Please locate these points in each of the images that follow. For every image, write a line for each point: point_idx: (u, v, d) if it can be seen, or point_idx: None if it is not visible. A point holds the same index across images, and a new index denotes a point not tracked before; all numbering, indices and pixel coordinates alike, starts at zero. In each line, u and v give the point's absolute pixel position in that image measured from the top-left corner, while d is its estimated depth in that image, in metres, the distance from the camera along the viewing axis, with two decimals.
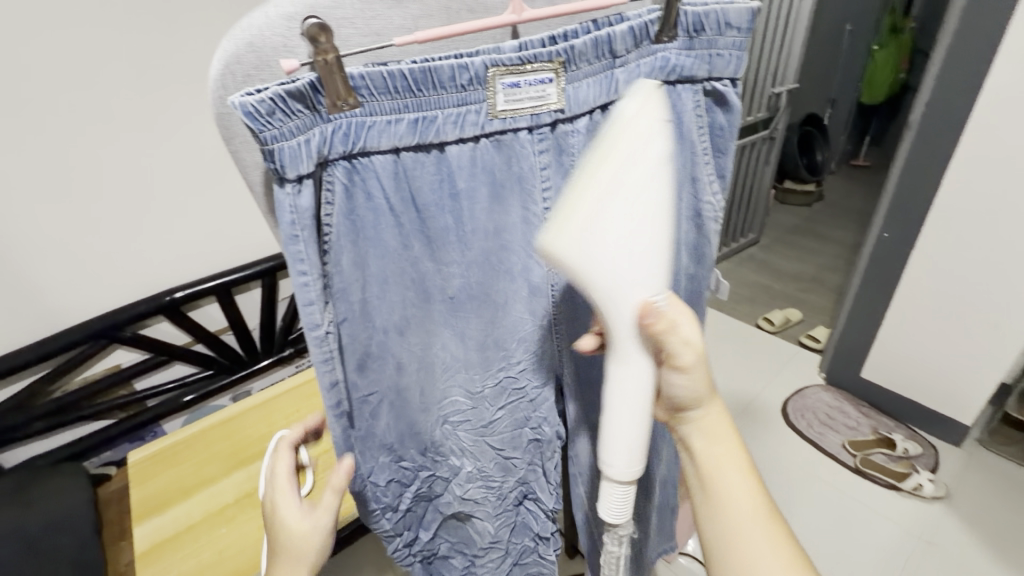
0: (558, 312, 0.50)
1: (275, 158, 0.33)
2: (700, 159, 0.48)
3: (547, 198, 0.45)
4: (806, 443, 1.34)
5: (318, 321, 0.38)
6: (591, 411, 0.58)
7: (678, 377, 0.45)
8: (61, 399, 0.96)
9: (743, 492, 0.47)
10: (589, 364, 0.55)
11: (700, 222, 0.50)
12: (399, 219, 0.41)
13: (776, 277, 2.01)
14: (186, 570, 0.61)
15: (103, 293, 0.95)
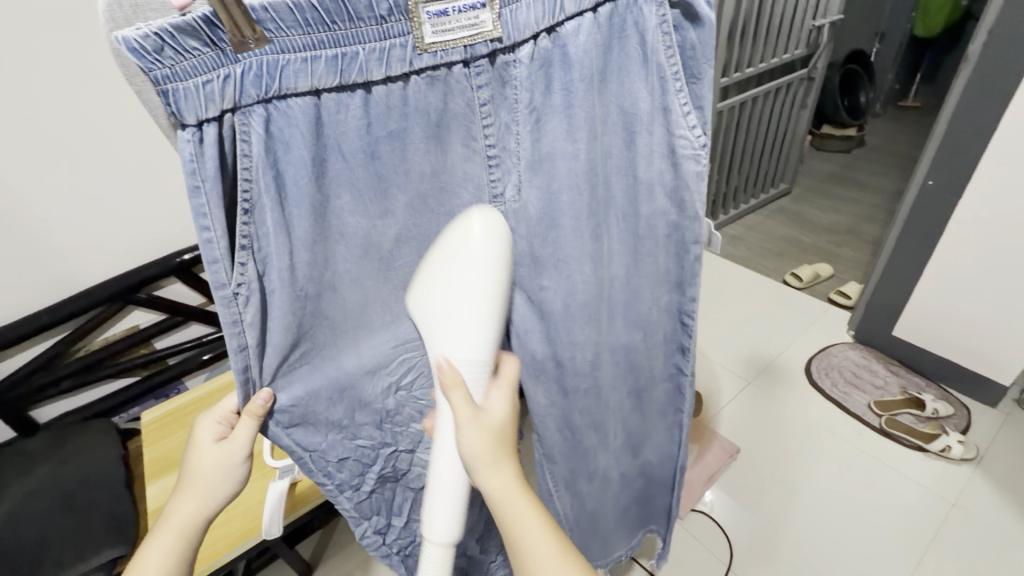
0: (507, 260, 0.46)
1: (170, 100, 0.29)
2: (671, 86, 0.43)
3: (489, 135, 0.41)
4: (829, 403, 1.30)
5: (224, 280, 0.34)
6: (555, 373, 0.55)
7: (492, 472, 0.43)
8: (85, 358, 0.99)
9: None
10: (539, 314, 0.50)
11: (675, 158, 0.46)
12: (320, 168, 0.36)
13: (808, 229, 1.91)
14: None
15: (113, 256, 0.95)
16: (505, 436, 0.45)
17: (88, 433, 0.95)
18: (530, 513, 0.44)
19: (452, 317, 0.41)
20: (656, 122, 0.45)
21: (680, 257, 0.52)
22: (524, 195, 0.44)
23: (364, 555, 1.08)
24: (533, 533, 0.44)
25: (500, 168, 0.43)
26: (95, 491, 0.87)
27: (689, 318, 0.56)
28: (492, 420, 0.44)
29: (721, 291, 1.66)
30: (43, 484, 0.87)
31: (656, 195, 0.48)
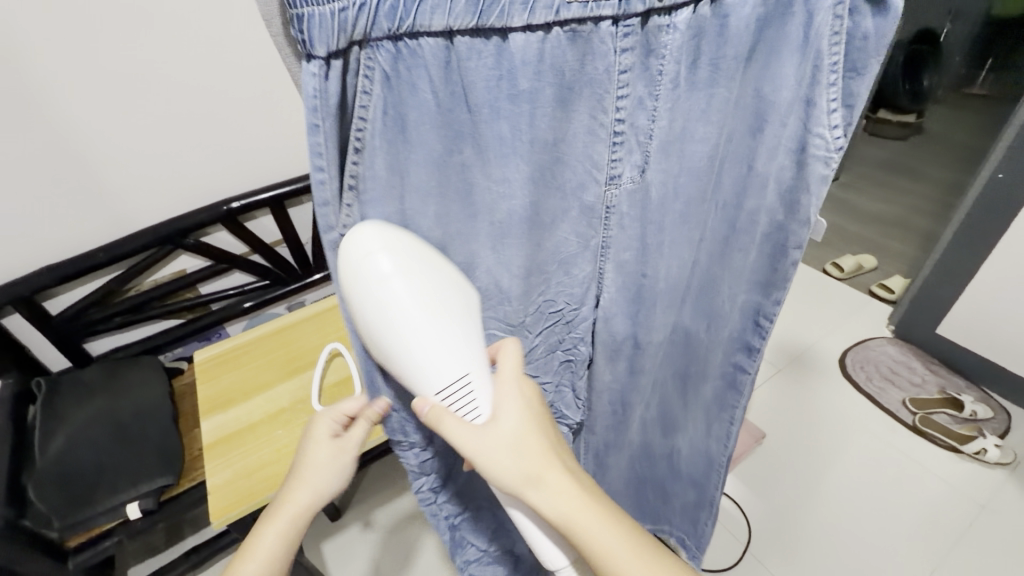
0: (612, 238, 0.45)
1: (302, 27, 0.26)
2: (823, 78, 0.38)
3: (622, 107, 0.37)
4: (862, 396, 1.28)
5: (332, 225, 0.33)
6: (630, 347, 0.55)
7: (540, 490, 0.41)
8: (135, 298, 1.03)
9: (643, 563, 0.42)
10: (633, 293, 0.50)
11: (803, 158, 0.41)
12: (445, 118, 0.33)
13: (855, 219, 1.84)
14: (250, 462, 0.60)
15: (163, 200, 0.97)
16: (531, 440, 0.41)
17: (138, 368, 1.00)
18: (588, 512, 0.41)
19: (436, 345, 0.37)
20: (793, 115, 0.41)
21: (775, 257, 0.48)
22: (644, 174, 0.42)
23: (391, 505, 1.12)
24: (598, 533, 0.41)
25: (623, 147, 0.39)
26: (144, 423, 0.92)
27: (766, 320, 0.53)
28: (501, 436, 0.40)
29: None
30: (98, 412, 0.91)
31: (767, 190, 0.46)
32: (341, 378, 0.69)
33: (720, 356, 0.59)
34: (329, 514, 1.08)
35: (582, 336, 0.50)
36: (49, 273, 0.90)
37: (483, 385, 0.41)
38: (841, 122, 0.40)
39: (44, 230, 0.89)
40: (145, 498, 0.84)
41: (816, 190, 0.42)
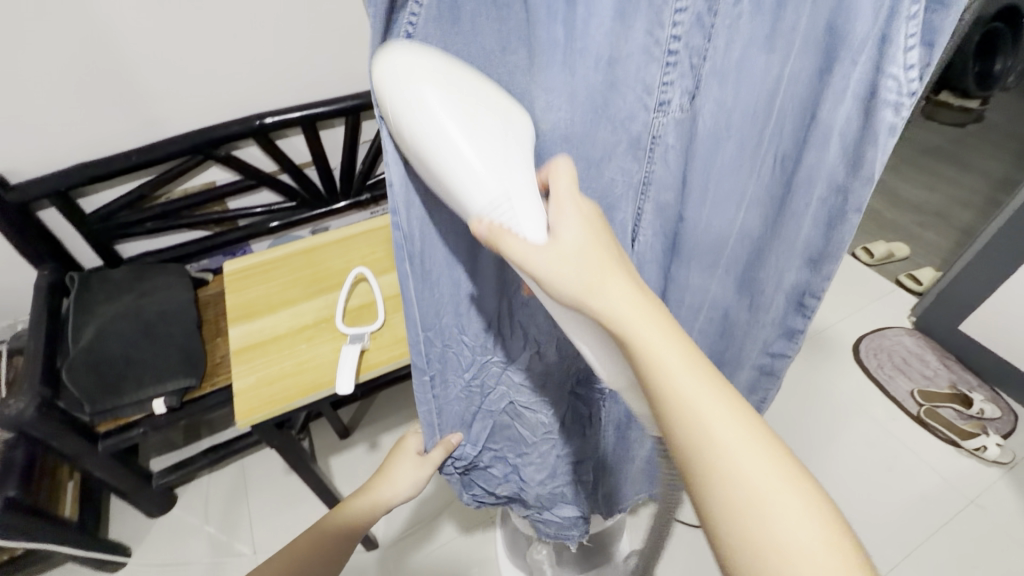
0: (655, 172, 0.42)
1: None
2: (903, 9, 0.31)
3: (678, 26, 0.34)
4: (869, 382, 1.28)
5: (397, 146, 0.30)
6: (657, 296, 0.52)
7: (600, 302, 0.31)
8: (166, 205, 1.05)
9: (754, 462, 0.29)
10: (669, 235, 0.47)
11: (870, 105, 0.36)
12: (504, 20, 0.30)
13: (893, 205, 1.78)
14: (273, 372, 0.62)
15: (196, 108, 0.97)
16: (596, 250, 0.32)
17: (166, 273, 1.03)
18: (671, 352, 0.31)
19: (475, 152, 0.28)
20: (867, 51, 0.34)
21: (829, 229, 0.44)
22: (694, 102, 0.39)
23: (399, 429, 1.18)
24: (669, 363, 0.30)
25: (675, 69, 0.36)
26: (171, 324, 0.95)
27: (811, 300, 0.51)
28: (564, 247, 0.31)
29: None
30: (126, 308, 0.95)
31: (831, 144, 0.39)
32: (364, 302, 0.69)
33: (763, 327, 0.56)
34: (339, 431, 1.14)
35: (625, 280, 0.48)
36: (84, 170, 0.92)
37: (530, 201, 0.30)
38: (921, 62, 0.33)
39: (80, 127, 0.90)
40: (171, 394, 0.89)
41: (883, 143, 0.37)
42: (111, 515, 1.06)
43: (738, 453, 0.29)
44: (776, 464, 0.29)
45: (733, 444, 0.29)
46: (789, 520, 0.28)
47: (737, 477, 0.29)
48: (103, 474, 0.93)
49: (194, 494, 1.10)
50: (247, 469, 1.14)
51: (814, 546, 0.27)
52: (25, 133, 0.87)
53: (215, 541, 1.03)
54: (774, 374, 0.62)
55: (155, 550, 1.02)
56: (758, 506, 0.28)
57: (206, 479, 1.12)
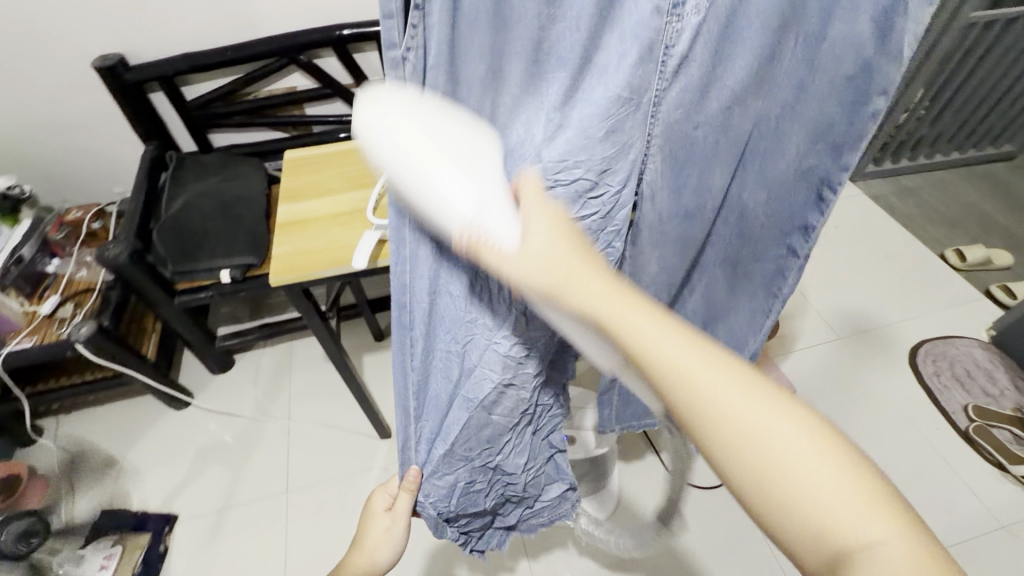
0: (666, 90, 0.37)
1: None
2: None
3: None
4: (920, 388, 1.18)
5: (395, 40, 0.30)
6: (675, 231, 0.50)
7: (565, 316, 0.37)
8: (252, 102, 1.16)
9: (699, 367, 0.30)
10: (682, 165, 0.44)
11: None
12: None
13: (1008, 210, 1.57)
14: (305, 245, 0.69)
15: (286, 13, 1.06)
16: (564, 254, 0.33)
17: (246, 164, 1.15)
18: (651, 328, 0.30)
19: None
20: None
21: (852, 112, 0.40)
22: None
23: None
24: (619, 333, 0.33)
25: None
26: (243, 208, 1.07)
27: (831, 192, 0.46)
28: None
29: (853, 240, 1.48)
30: (210, 188, 1.08)
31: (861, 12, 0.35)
32: None
33: (772, 239, 0.53)
34: (374, 333, 1.25)
35: (619, 230, 0.43)
36: (186, 58, 1.03)
37: None
38: None
39: (188, 20, 1.02)
40: (235, 268, 1.01)
41: (918, 11, 0.33)
42: (182, 365, 1.24)
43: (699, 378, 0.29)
44: (790, 419, 0.28)
45: (738, 415, 0.28)
46: (805, 464, 0.27)
47: (745, 441, 0.28)
48: (177, 326, 1.10)
49: (249, 361, 1.26)
50: (294, 351, 1.28)
51: (791, 439, 0.27)
52: (143, 17, 0.99)
53: (258, 403, 1.19)
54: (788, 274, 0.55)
55: (211, 399, 1.19)
56: (779, 474, 0.27)
57: (260, 352, 1.28)
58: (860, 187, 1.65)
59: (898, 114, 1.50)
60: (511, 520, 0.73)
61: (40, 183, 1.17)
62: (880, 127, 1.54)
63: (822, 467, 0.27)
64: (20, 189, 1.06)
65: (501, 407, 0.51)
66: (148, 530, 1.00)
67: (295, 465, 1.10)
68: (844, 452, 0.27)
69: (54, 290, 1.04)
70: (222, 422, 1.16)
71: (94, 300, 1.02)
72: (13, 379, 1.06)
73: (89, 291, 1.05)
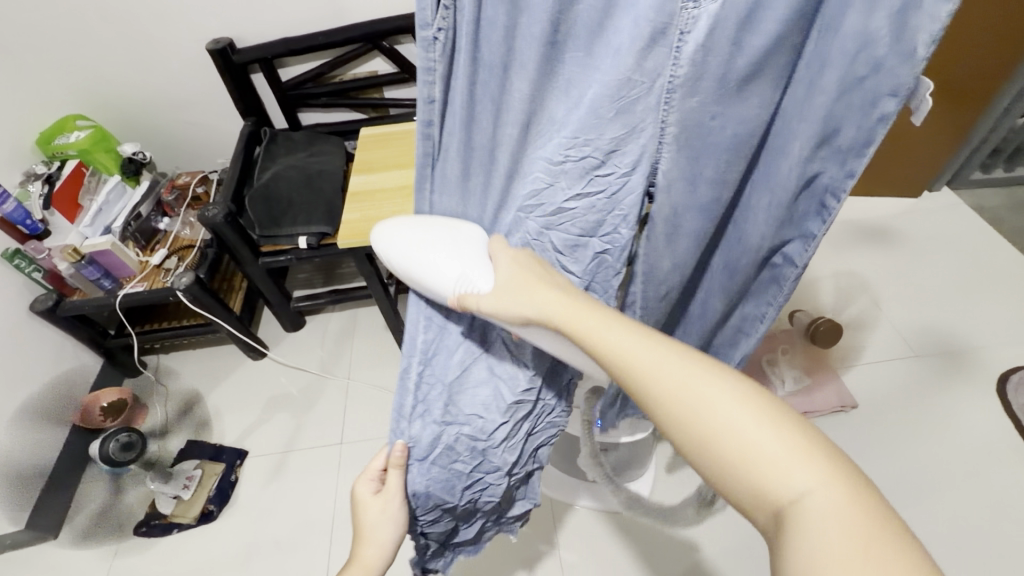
0: (678, 80, 0.36)
1: None
2: None
3: None
4: (1007, 418, 1.07)
5: (428, 19, 0.34)
6: (686, 220, 0.46)
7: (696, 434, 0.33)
8: (338, 85, 1.25)
9: (675, 367, 0.34)
10: (691, 155, 0.41)
11: None
12: None
13: None
14: (372, 212, 0.76)
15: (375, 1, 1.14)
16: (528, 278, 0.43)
17: (329, 143, 1.25)
18: (609, 325, 0.38)
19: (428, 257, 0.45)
20: None
21: (858, 110, 0.36)
22: None
23: None
24: (643, 356, 0.35)
25: None
26: (323, 182, 1.16)
27: (833, 201, 0.42)
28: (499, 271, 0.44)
29: (945, 253, 1.36)
30: (297, 163, 1.19)
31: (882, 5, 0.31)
32: None
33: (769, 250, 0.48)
34: None
35: (625, 217, 0.43)
36: (285, 43, 1.14)
37: (469, 264, 0.45)
38: None
39: (288, 8, 1.13)
40: (312, 235, 1.10)
41: (936, 5, 0.30)
42: (263, 321, 1.39)
43: (692, 384, 0.33)
44: (724, 384, 0.33)
45: (730, 414, 0.32)
46: (742, 423, 0.31)
47: (681, 391, 0.33)
48: (261, 284, 1.22)
49: (317, 323, 1.38)
50: (358, 317, 1.39)
51: (725, 409, 0.32)
52: (253, 3, 1.11)
53: (323, 361, 1.30)
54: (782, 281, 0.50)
55: (284, 354, 1.32)
56: (710, 420, 0.32)
57: (328, 315, 1.40)
58: (961, 197, 1.50)
59: (1013, 117, 1.34)
60: (467, 534, 0.72)
61: (160, 151, 1.34)
62: (991, 132, 1.39)
63: (756, 422, 0.31)
64: (143, 154, 1.22)
65: (503, 381, 0.54)
66: (222, 461, 1.13)
67: (350, 421, 1.19)
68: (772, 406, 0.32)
69: (163, 244, 1.19)
70: (291, 375, 1.28)
71: (194, 255, 1.17)
72: (128, 318, 1.24)
73: (190, 247, 1.19)
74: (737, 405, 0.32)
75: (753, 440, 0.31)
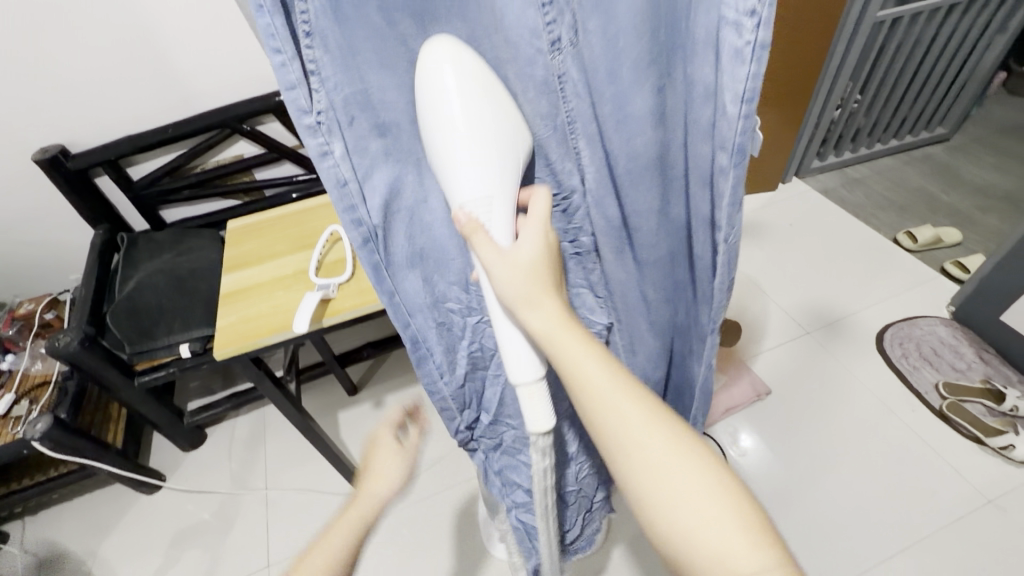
0: (575, 114, 0.41)
1: None
2: None
3: None
4: (890, 371, 1.20)
5: (305, 107, 0.34)
6: (627, 234, 0.50)
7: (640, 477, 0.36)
8: (200, 175, 1.17)
9: (640, 426, 0.37)
10: (610, 180, 0.45)
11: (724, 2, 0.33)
12: None
13: (948, 186, 1.63)
14: (250, 313, 0.69)
15: (222, 86, 1.08)
16: (542, 270, 0.40)
17: (200, 237, 1.15)
18: (606, 380, 0.38)
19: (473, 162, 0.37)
20: None
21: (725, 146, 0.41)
22: (582, 31, 0.37)
23: (400, 390, 1.26)
24: (615, 405, 0.37)
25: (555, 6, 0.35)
26: (199, 281, 1.05)
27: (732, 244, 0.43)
28: (520, 258, 0.39)
29: (809, 235, 1.52)
30: (163, 265, 1.07)
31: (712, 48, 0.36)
32: (338, 258, 0.75)
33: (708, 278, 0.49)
34: (347, 388, 1.23)
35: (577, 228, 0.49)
36: (129, 142, 1.05)
37: (506, 211, 0.39)
38: None
39: (125, 106, 1.04)
40: (195, 341, 0.99)
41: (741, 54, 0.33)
42: (153, 447, 1.22)
43: (642, 438, 0.36)
44: (690, 455, 0.36)
45: (681, 480, 0.35)
46: (698, 495, 0.35)
47: (643, 459, 0.36)
48: (142, 408, 1.07)
49: (221, 434, 1.23)
50: (267, 416, 1.26)
51: (683, 477, 0.35)
52: (80, 106, 1.01)
53: (233, 475, 1.16)
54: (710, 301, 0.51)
55: (185, 480, 1.16)
56: (667, 487, 0.35)
57: (233, 421, 1.26)
58: (808, 183, 1.70)
59: (830, 110, 1.56)
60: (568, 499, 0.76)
61: None
62: (817, 125, 1.61)
63: (712, 498, 0.34)
64: None
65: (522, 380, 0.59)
66: None
67: (276, 537, 1.06)
68: (736, 496, 0.35)
69: (8, 388, 1.01)
70: (199, 501, 1.13)
71: (50, 394, 1.01)
72: None
73: (45, 384, 1.03)
74: (696, 480, 0.35)
75: (701, 512, 0.34)
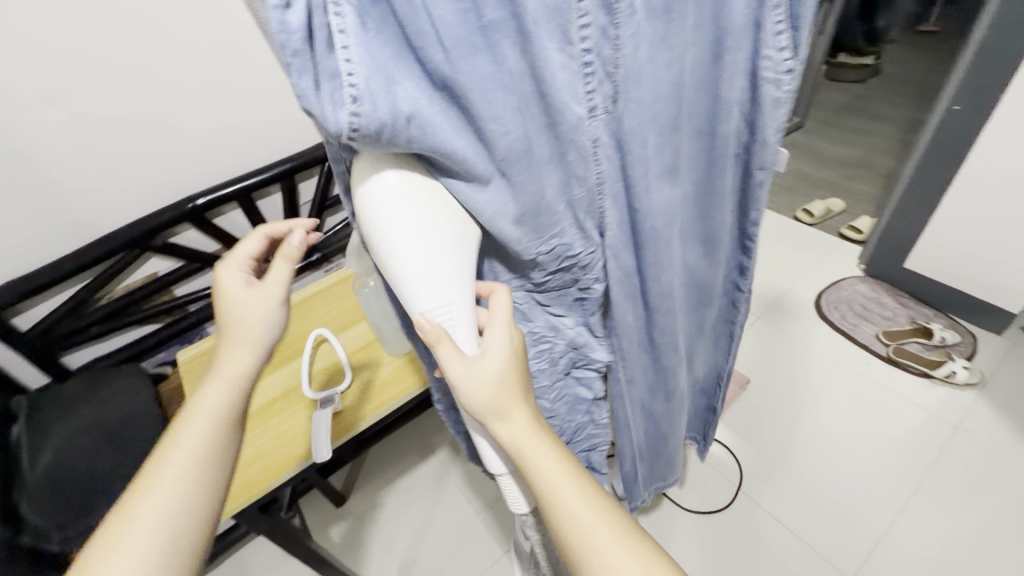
0: (604, 178, 0.41)
1: None
2: (770, 21, 0.38)
3: (587, 37, 0.34)
4: (837, 333, 1.33)
5: None
6: (638, 287, 0.51)
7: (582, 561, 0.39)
8: (110, 306, 1.00)
9: (585, 511, 0.40)
10: (630, 236, 0.47)
11: (757, 80, 0.41)
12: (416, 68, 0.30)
13: (818, 164, 1.89)
14: (249, 452, 0.60)
15: (117, 207, 0.90)
16: (510, 380, 0.42)
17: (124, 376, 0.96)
18: (557, 474, 0.40)
19: (427, 279, 0.37)
20: (747, 39, 0.39)
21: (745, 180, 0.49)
22: (618, 104, 0.38)
23: (392, 485, 1.15)
24: (558, 483, 0.40)
25: (595, 78, 0.35)
26: (136, 431, 0.86)
27: (751, 241, 0.55)
28: (485, 371, 0.40)
29: None
30: (81, 424, 0.85)
31: (734, 115, 0.44)
32: (329, 364, 0.69)
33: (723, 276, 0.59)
34: (334, 499, 1.10)
35: (598, 280, 0.47)
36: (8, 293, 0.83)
37: (468, 318, 0.40)
38: (791, 43, 0.39)
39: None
40: None
41: (774, 113, 0.42)
42: None
43: (583, 521, 0.39)
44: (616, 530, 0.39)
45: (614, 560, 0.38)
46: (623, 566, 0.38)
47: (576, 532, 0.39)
48: None
49: None
50: (244, 563, 1.07)
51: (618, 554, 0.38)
52: None
53: None
54: (738, 305, 0.63)
55: None
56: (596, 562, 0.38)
57: None
58: None
59: None
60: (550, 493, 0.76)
61: None
62: None
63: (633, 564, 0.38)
64: None
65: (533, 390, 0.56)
66: None
67: None
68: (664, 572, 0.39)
69: None
70: None
71: None
72: None
73: None
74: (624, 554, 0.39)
75: None
